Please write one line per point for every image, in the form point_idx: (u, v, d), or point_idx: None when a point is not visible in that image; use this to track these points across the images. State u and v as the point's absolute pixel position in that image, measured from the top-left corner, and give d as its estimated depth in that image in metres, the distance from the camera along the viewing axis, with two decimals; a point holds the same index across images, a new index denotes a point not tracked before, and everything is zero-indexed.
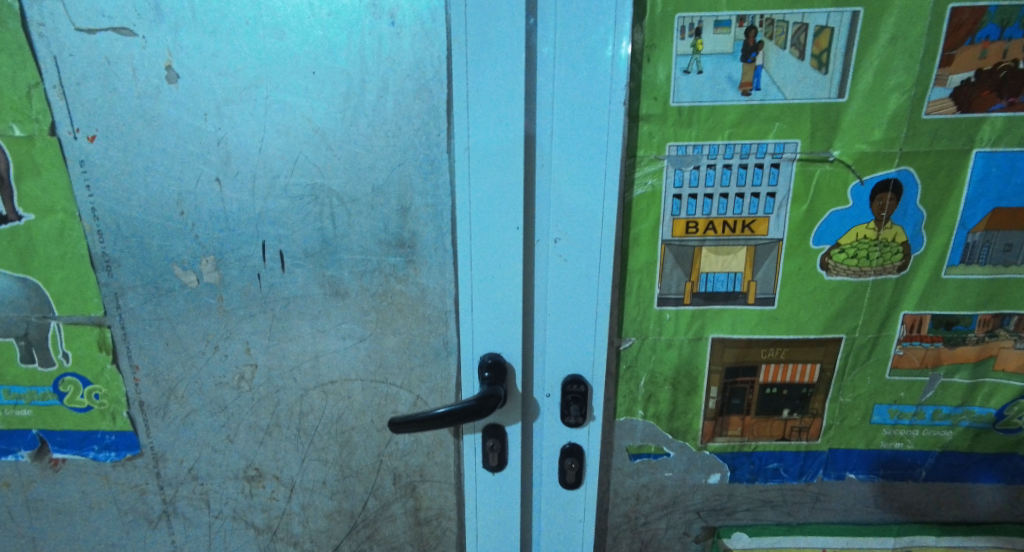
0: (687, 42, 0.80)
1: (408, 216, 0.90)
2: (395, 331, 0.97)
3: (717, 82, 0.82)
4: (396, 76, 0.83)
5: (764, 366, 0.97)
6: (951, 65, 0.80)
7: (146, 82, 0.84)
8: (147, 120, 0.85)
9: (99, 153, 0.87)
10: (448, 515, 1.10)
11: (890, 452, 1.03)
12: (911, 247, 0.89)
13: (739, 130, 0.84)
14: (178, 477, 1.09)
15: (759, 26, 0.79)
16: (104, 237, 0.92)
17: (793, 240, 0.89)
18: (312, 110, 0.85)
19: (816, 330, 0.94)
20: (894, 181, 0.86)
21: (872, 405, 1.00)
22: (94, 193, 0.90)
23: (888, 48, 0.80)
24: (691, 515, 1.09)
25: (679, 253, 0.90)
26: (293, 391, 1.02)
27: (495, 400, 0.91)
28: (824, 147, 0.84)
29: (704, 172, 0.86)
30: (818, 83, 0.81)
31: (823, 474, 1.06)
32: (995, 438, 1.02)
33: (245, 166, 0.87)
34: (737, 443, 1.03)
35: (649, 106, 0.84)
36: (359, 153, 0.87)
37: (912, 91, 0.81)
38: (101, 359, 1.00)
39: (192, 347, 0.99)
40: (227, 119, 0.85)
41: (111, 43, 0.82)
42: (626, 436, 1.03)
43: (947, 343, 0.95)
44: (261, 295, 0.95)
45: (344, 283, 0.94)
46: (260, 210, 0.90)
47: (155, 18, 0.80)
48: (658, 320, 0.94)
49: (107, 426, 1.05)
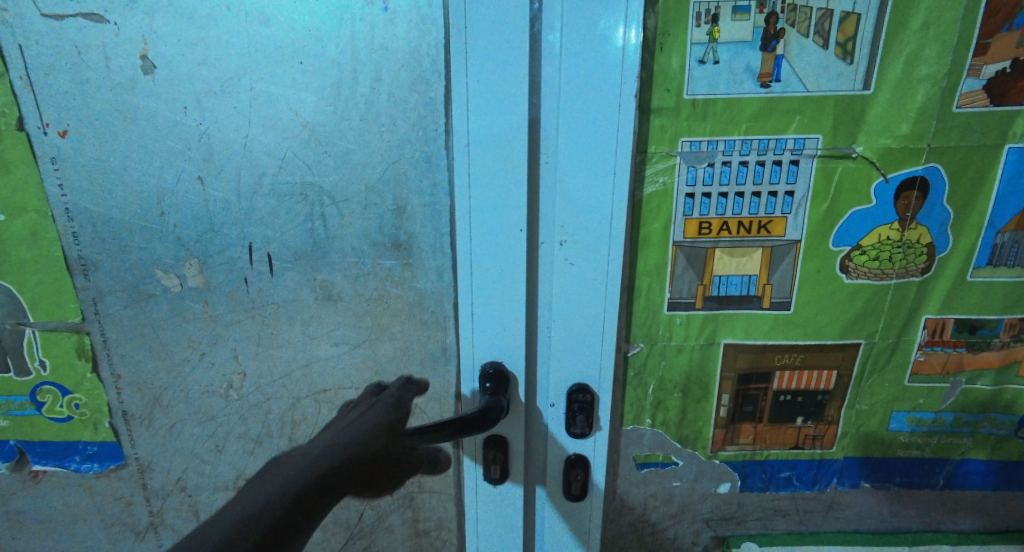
0: (703, 30, 0.75)
1: (404, 216, 0.85)
2: (391, 337, 0.92)
3: (734, 72, 0.77)
4: (390, 67, 0.78)
5: (779, 373, 0.92)
6: (986, 53, 0.75)
7: (121, 73, 0.78)
8: (123, 113, 0.80)
9: (72, 149, 0.82)
10: (447, 526, 1.06)
11: (908, 460, 0.99)
12: (936, 248, 0.84)
13: (757, 124, 0.79)
14: (165, 488, 1.04)
15: (780, 12, 0.74)
16: (80, 239, 0.87)
17: (812, 241, 0.84)
18: (300, 103, 0.79)
19: (834, 335, 0.90)
20: (921, 178, 0.81)
21: (890, 411, 0.95)
22: (67, 191, 0.84)
23: (919, 35, 0.74)
24: (699, 524, 1.05)
25: (691, 255, 0.85)
26: (285, 400, 0.97)
27: (497, 411, 0.86)
28: (847, 142, 0.79)
29: (719, 169, 0.81)
30: (843, 73, 0.76)
31: (837, 482, 1.01)
32: (1017, 446, 0.98)
33: (229, 164, 0.82)
34: (749, 452, 0.99)
35: (661, 99, 0.79)
36: (352, 150, 0.81)
37: (943, 82, 0.76)
38: (81, 367, 0.95)
39: (177, 354, 0.94)
40: (209, 112, 0.79)
41: (81, 31, 0.76)
42: (633, 445, 0.98)
43: (971, 348, 0.90)
44: (249, 300, 0.90)
45: (337, 287, 0.89)
46: (246, 210, 0.84)
47: (128, 3, 0.75)
48: (668, 324, 0.90)
49: (89, 437, 1.00)
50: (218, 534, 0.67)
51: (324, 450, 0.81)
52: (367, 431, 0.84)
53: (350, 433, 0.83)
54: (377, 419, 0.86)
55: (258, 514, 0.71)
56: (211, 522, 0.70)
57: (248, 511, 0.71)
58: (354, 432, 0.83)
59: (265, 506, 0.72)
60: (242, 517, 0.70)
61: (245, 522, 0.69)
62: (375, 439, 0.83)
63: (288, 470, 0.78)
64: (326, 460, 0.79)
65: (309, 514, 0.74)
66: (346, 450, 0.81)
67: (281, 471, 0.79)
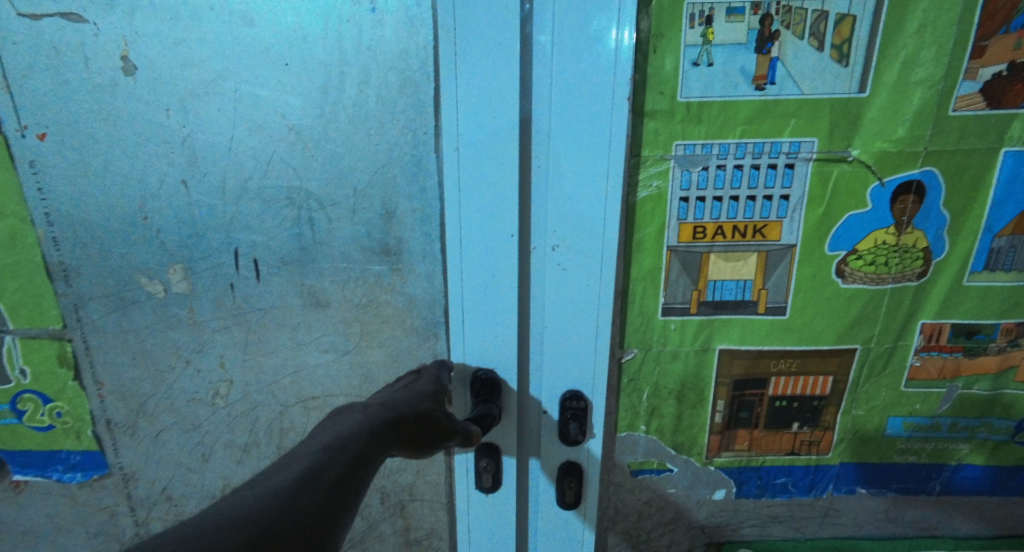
0: (697, 32, 0.74)
1: (393, 221, 0.83)
2: (380, 344, 0.90)
3: (729, 74, 0.75)
4: (378, 68, 0.76)
5: (775, 379, 0.91)
6: (983, 56, 0.74)
7: (101, 74, 0.76)
8: (105, 115, 0.78)
9: (51, 152, 0.80)
10: (439, 535, 1.04)
11: (904, 465, 0.98)
12: (932, 252, 0.83)
13: (753, 127, 0.77)
14: (150, 498, 1.02)
15: (776, 14, 0.73)
16: (61, 245, 0.85)
17: (808, 246, 0.83)
18: (286, 105, 0.77)
19: (830, 340, 0.89)
20: (917, 182, 0.80)
21: (886, 417, 0.94)
22: (47, 195, 0.82)
23: (916, 38, 0.73)
24: (695, 531, 1.04)
25: (686, 259, 0.84)
26: (272, 408, 0.95)
27: (489, 419, 0.83)
28: (843, 145, 0.78)
29: (713, 173, 0.80)
30: (839, 76, 0.75)
31: (833, 488, 1.00)
32: (1014, 451, 0.97)
33: (213, 167, 0.80)
34: (744, 458, 0.97)
35: (655, 101, 0.77)
36: (340, 153, 0.80)
37: (940, 85, 0.75)
38: (62, 375, 0.93)
39: (161, 362, 0.92)
40: (193, 114, 0.78)
41: (60, 30, 0.74)
42: (628, 452, 0.97)
43: (967, 353, 0.89)
44: (235, 306, 0.88)
45: (325, 293, 0.87)
46: (231, 214, 0.82)
47: (108, 2, 0.73)
48: (662, 330, 0.88)
49: (72, 446, 0.98)
50: (292, 470, 0.50)
51: (382, 404, 0.65)
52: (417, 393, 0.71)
53: (406, 393, 0.70)
54: (424, 388, 0.74)
55: (338, 444, 0.55)
56: (272, 467, 0.51)
57: (317, 444, 0.54)
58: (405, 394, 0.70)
59: (345, 436, 0.56)
60: (320, 448, 0.54)
61: (326, 450, 0.53)
62: (425, 400, 0.70)
63: (352, 413, 0.61)
64: (389, 408, 0.64)
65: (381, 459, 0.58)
66: (409, 402, 0.68)
67: (341, 416, 0.61)
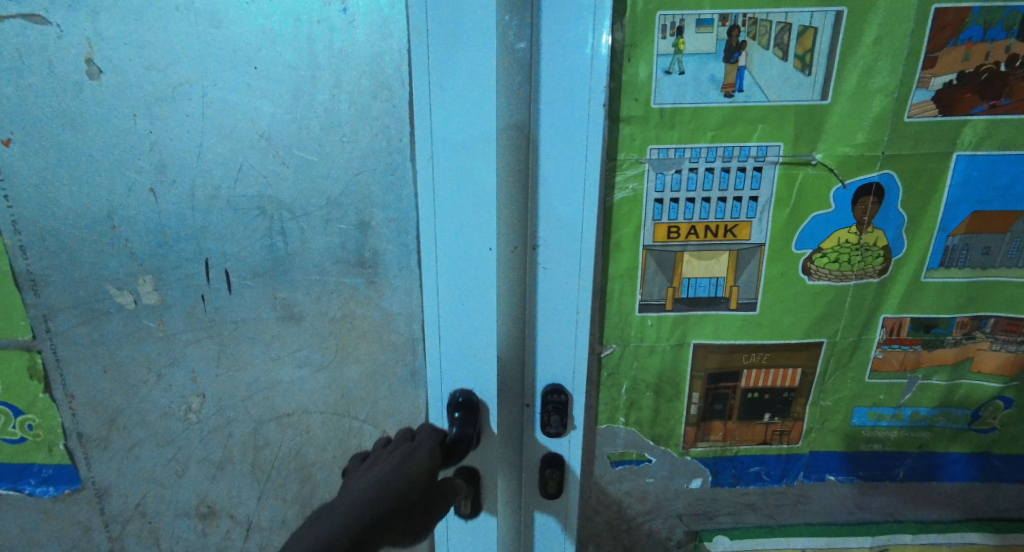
0: (668, 42, 0.78)
1: (368, 231, 0.87)
2: (357, 358, 0.94)
3: (700, 82, 0.79)
4: (350, 72, 0.79)
5: (747, 372, 0.96)
6: (934, 66, 0.79)
7: (65, 77, 0.78)
8: (71, 121, 0.80)
9: (18, 157, 0.82)
10: None
11: (870, 453, 1.03)
12: (892, 250, 0.88)
13: (723, 132, 0.81)
14: (123, 513, 1.03)
15: (742, 25, 0.77)
16: (28, 254, 0.87)
17: (776, 245, 0.87)
18: (257, 111, 0.80)
19: (799, 335, 0.93)
20: (877, 185, 0.84)
21: (852, 407, 0.99)
22: (13, 202, 0.84)
23: (873, 49, 0.78)
24: (673, 520, 1.07)
25: (661, 258, 0.88)
26: (247, 423, 0.97)
27: (466, 442, 0.87)
28: (807, 150, 0.83)
29: (686, 176, 0.84)
30: (802, 84, 0.80)
31: (804, 476, 1.05)
32: (971, 438, 1.02)
33: (182, 175, 0.82)
34: (719, 448, 1.02)
35: (630, 107, 0.81)
36: (313, 161, 0.82)
37: (895, 94, 0.80)
38: (33, 387, 0.94)
39: (132, 375, 0.94)
40: (159, 120, 0.80)
41: (23, 32, 0.76)
42: (608, 443, 1.01)
43: (926, 346, 0.94)
44: (207, 319, 0.90)
45: (299, 307, 0.90)
46: (201, 224, 0.85)
47: (71, 3, 0.75)
48: (640, 326, 0.92)
49: (44, 459, 0.99)
50: None
51: (374, 496, 0.75)
52: (406, 478, 0.79)
53: (396, 481, 0.78)
54: (418, 467, 0.81)
55: None
56: None
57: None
58: (393, 483, 0.78)
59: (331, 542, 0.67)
60: None
61: None
62: (410, 488, 0.79)
63: (341, 513, 0.72)
64: (377, 506, 0.74)
65: (378, 540, 0.73)
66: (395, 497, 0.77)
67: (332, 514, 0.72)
